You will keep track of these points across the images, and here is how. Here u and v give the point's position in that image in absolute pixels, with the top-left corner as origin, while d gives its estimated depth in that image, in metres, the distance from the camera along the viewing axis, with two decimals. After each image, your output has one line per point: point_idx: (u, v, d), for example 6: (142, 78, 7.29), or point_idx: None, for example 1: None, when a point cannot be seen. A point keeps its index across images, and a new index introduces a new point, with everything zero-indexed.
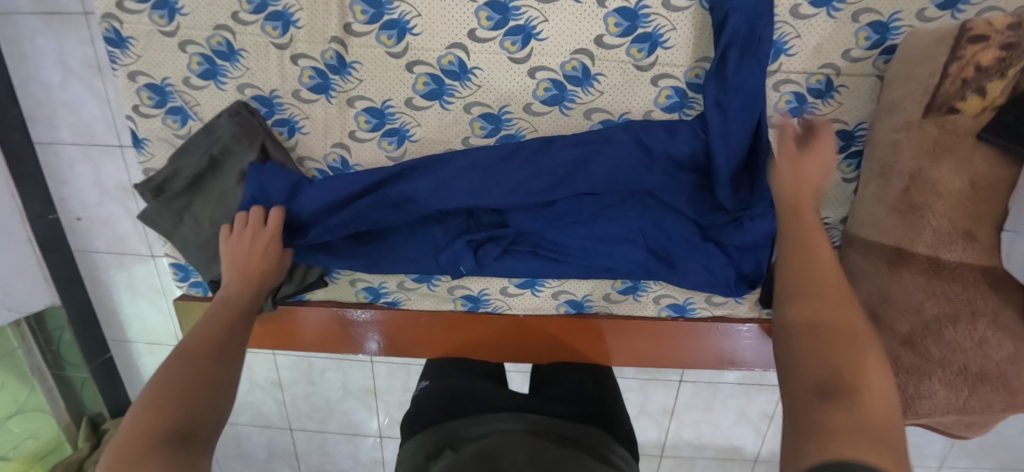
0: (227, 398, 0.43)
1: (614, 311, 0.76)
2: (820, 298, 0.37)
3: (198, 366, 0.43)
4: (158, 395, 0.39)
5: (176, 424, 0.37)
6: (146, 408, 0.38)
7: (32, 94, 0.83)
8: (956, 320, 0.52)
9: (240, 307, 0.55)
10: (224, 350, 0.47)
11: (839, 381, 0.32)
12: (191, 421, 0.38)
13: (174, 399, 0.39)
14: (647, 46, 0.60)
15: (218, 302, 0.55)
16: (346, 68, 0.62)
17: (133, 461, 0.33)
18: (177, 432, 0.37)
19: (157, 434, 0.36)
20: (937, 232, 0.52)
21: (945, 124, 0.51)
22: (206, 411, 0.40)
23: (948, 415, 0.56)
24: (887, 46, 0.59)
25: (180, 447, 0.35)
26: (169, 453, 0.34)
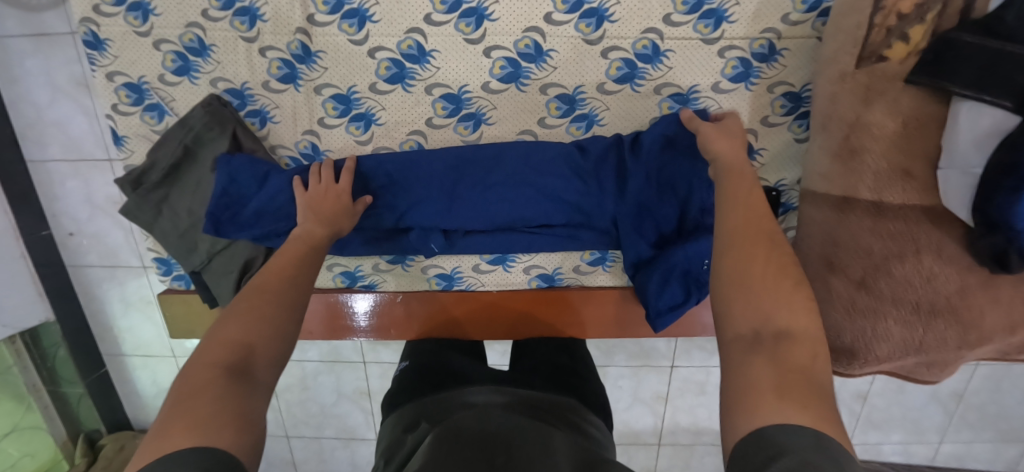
0: (286, 342, 0.46)
1: (585, 282, 0.78)
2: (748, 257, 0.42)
3: (260, 310, 0.45)
4: (226, 328, 0.43)
5: (236, 358, 0.40)
6: (212, 344, 0.41)
7: (22, 113, 0.86)
8: (903, 258, 0.54)
9: (308, 244, 0.57)
10: (287, 292, 0.49)
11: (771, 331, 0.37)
12: (250, 358, 0.41)
13: (236, 335, 0.42)
14: (594, 21, 0.63)
15: (296, 238, 0.57)
16: (312, 57, 0.66)
17: (195, 388, 0.37)
18: (236, 367, 0.40)
19: (220, 368, 0.39)
20: (877, 174, 0.55)
21: (875, 72, 0.54)
22: (264, 354, 0.43)
23: (908, 357, 0.59)
24: (822, 8, 0.62)
25: (236, 381, 0.39)
26: (224, 387, 0.38)
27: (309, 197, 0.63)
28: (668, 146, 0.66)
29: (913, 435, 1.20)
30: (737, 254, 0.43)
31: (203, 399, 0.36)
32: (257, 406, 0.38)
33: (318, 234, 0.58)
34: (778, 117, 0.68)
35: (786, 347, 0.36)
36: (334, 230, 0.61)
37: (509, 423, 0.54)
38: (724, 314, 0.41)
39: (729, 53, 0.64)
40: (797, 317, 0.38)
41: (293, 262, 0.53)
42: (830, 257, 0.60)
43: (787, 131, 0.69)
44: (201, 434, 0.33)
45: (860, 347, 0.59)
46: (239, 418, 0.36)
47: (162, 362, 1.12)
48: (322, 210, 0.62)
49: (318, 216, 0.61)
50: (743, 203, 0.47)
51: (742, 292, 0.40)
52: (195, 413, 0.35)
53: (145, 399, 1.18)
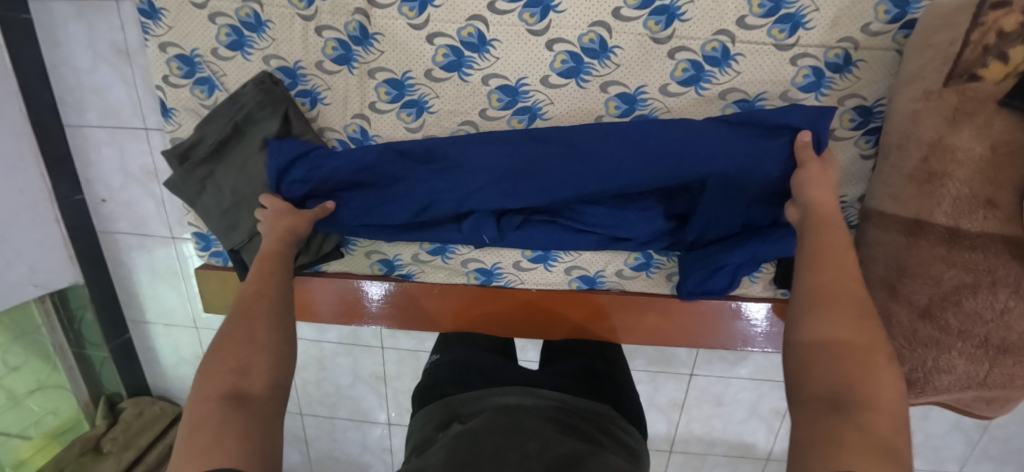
0: (275, 355, 0.48)
1: (626, 288, 0.77)
2: (839, 320, 0.41)
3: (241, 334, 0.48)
4: (215, 358, 0.46)
5: (229, 385, 0.43)
6: (205, 375, 0.44)
7: (63, 78, 0.86)
8: (977, 289, 0.52)
9: (274, 260, 0.59)
10: (263, 310, 0.51)
11: (856, 401, 0.35)
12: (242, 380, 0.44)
13: (226, 360, 0.45)
14: (664, 19, 0.60)
15: (263, 257, 0.59)
16: (368, 39, 0.64)
17: (197, 420, 0.40)
18: (230, 393, 0.43)
19: (213, 398, 0.42)
20: (956, 200, 0.52)
21: (966, 91, 0.50)
22: (258, 369, 0.46)
23: (968, 390, 0.57)
24: (906, 20, 0.59)
25: (232, 404, 0.41)
26: (223, 411, 0.41)
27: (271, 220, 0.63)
28: (751, 148, 0.60)
29: (932, 462, 1.17)
30: (823, 311, 0.42)
31: (204, 432, 0.39)
32: (259, 420, 0.41)
33: (280, 252, 0.60)
34: (845, 131, 0.65)
35: (866, 415, 0.34)
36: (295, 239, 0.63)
37: (543, 434, 0.53)
38: (797, 368, 0.40)
39: (801, 61, 0.62)
40: (880, 387, 0.36)
41: (269, 280, 0.55)
42: (894, 283, 0.59)
43: (853, 146, 0.66)
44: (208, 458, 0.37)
45: (918, 378, 0.58)
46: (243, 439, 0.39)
47: (184, 333, 1.12)
48: (284, 227, 0.63)
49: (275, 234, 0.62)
50: (821, 259, 0.46)
51: (820, 361, 0.39)
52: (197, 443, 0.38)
53: (166, 367, 1.19)
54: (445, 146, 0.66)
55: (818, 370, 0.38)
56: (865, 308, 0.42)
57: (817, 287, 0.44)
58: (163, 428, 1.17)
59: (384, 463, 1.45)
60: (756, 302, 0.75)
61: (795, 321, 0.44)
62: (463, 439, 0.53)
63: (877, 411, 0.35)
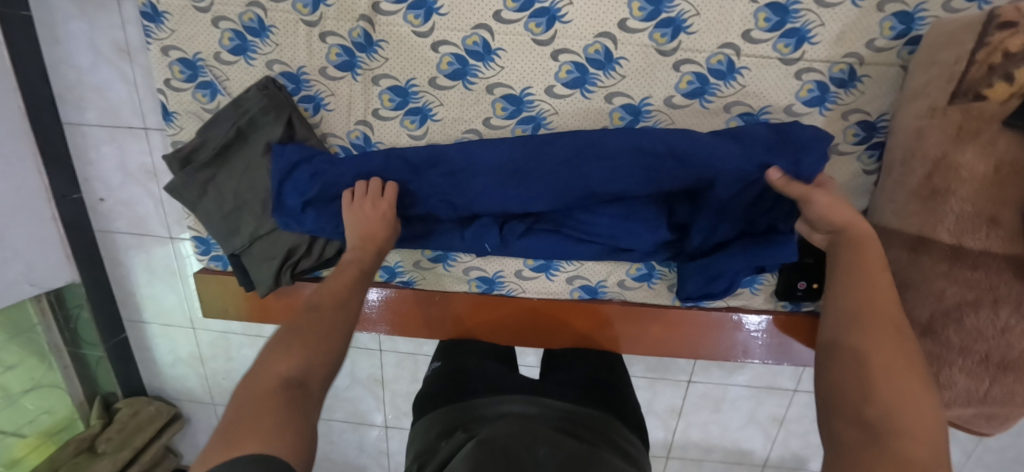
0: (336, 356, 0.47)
1: (627, 298, 0.77)
2: (869, 335, 0.42)
3: (320, 329, 0.47)
4: (289, 335, 0.46)
5: (299, 367, 0.43)
6: (274, 355, 0.43)
7: (63, 75, 0.85)
8: (978, 307, 0.52)
9: (360, 269, 0.58)
10: (339, 315, 0.50)
11: (889, 434, 0.36)
12: (310, 368, 0.43)
13: (302, 342, 0.45)
14: (670, 31, 0.60)
15: (345, 263, 0.59)
16: (373, 46, 0.64)
17: (265, 391, 0.40)
18: (298, 381, 0.42)
19: (284, 378, 0.41)
20: (959, 218, 0.52)
21: (970, 110, 0.50)
22: (322, 362, 0.45)
23: (969, 407, 0.57)
24: (911, 36, 0.59)
25: (297, 389, 0.41)
26: (290, 393, 0.40)
27: (354, 221, 0.62)
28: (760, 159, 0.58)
29: None
30: (855, 325, 0.43)
31: (268, 407, 0.38)
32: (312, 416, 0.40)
33: (368, 261, 0.59)
34: (849, 146, 0.65)
35: (900, 447, 0.35)
36: (381, 253, 0.62)
37: (548, 437, 0.53)
38: (831, 387, 0.41)
39: (806, 76, 0.62)
40: (914, 414, 0.37)
41: (348, 287, 0.55)
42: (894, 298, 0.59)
43: (856, 161, 0.66)
44: (267, 444, 0.35)
45: None
46: (301, 433, 0.38)
47: (182, 333, 1.12)
48: (372, 234, 0.61)
49: (368, 241, 0.61)
50: (869, 277, 0.45)
51: (855, 383, 0.39)
52: (263, 424, 0.37)
53: (162, 366, 1.18)
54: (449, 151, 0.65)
55: (865, 392, 0.39)
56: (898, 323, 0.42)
57: (838, 295, 0.46)
58: (157, 429, 1.17)
59: (381, 466, 1.44)
60: (757, 314, 0.75)
61: (828, 330, 0.45)
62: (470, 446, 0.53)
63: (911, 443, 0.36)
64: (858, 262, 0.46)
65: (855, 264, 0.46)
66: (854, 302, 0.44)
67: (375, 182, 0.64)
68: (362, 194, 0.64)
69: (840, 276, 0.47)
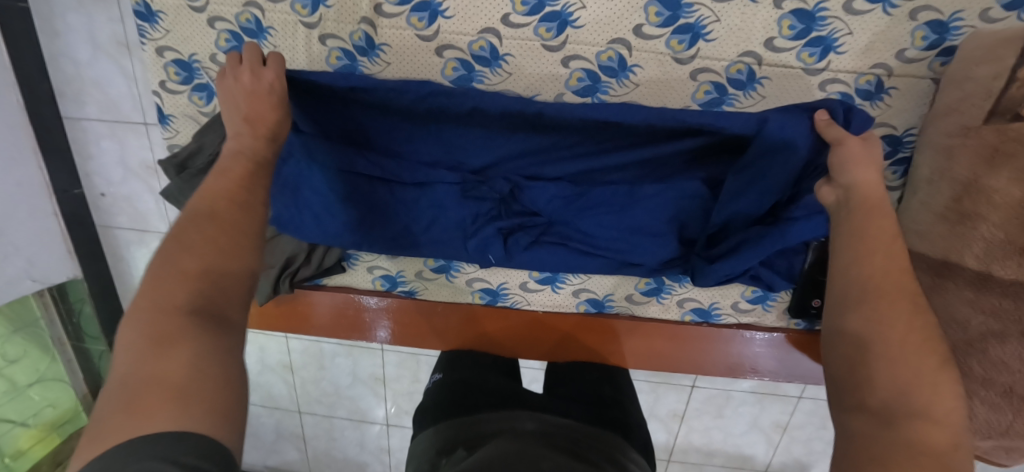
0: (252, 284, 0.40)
1: (635, 312, 0.75)
2: (878, 307, 0.37)
3: (218, 243, 0.39)
4: (178, 262, 0.37)
5: (202, 301, 0.35)
6: (168, 287, 0.35)
7: (62, 69, 0.82)
8: (1005, 339, 0.50)
9: (252, 161, 0.46)
10: (245, 226, 0.41)
11: (906, 416, 0.32)
12: (219, 300, 0.36)
13: (196, 271, 0.36)
14: (688, 38, 0.57)
15: (229, 155, 0.46)
16: (375, 50, 0.61)
17: (162, 338, 0.32)
18: (204, 315, 0.35)
19: (185, 315, 0.34)
20: (989, 244, 0.49)
21: (1007, 131, 0.46)
22: (235, 293, 0.38)
23: (989, 439, 0.55)
24: (945, 47, 0.55)
25: (208, 327, 0.34)
26: (199, 333, 0.33)
27: (233, 100, 0.49)
28: (810, 129, 0.53)
29: None
30: (863, 300, 0.38)
31: (172, 358, 0.32)
32: (237, 358, 0.35)
33: (262, 152, 0.48)
34: None
35: (916, 432, 0.32)
36: (275, 144, 0.50)
37: (554, 458, 0.51)
38: (840, 371, 0.37)
39: (830, 87, 0.59)
40: (934, 395, 0.33)
41: (246, 185, 0.44)
42: None
43: None
44: (185, 411, 0.30)
45: None
46: (224, 384, 0.33)
47: None
48: (260, 116, 0.49)
49: (256, 127, 0.49)
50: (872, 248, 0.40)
51: (863, 363, 0.35)
52: (171, 380, 0.31)
53: None
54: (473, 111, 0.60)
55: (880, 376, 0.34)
56: (908, 295, 0.37)
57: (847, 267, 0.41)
58: None
59: (382, 462, 1.44)
60: (768, 331, 0.73)
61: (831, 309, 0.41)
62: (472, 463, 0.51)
63: (929, 425, 0.32)
64: (858, 231, 0.42)
65: (854, 232, 0.42)
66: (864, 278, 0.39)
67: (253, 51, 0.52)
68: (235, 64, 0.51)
69: (841, 250, 0.42)
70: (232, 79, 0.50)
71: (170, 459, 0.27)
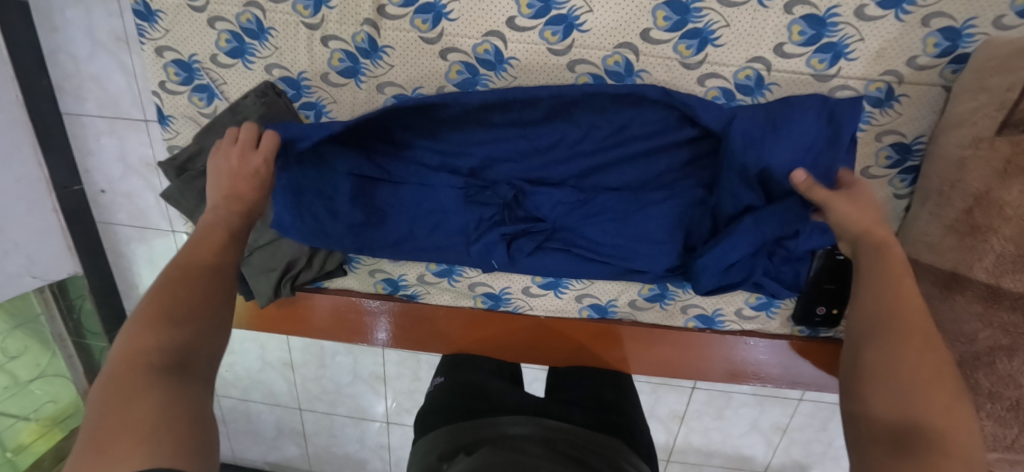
0: (221, 333, 0.42)
1: (638, 318, 0.74)
2: (896, 339, 0.38)
3: (190, 297, 0.41)
4: (145, 318, 0.38)
5: (170, 353, 0.37)
6: (138, 342, 0.37)
7: (61, 65, 0.81)
8: (1014, 353, 0.49)
9: (229, 231, 0.48)
10: (216, 281, 0.43)
11: (923, 443, 0.33)
12: (186, 351, 0.38)
13: (166, 323, 0.38)
14: (696, 43, 0.56)
15: (205, 226, 0.48)
16: (377, 52, 0.60)
17: (128, 392, 0.34)
18: (174, 365, 0.36)
19: (153, 367, 0.35)
20: (1000, 257, 0.49)
21: (1021, 142, 0.46)
22: (203, 345, 0.39)
23: (994, 452, 0.55)
24: (958, 54, 0.54)
25: (175, 378, 0.36)
26: (165, 384, 0.35)
27: (217, 176, 0.51)
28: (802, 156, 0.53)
29: None
30: (882, 334, 0.39)
31: (139, 407, 0.33)
32: (202, 405, 0.36)
33: (235, 223, 0.49)
34: (880, 169, 0.62)
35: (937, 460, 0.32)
36: (250, 216, 0.51)
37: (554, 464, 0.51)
38: (860, 401, 0.38)
39: (840, 94, 0.58)
40: (951, 426, 0.34)
41: (212, 241, 0.46)
42: None
43: (887, 185, 0.62)
44: (152, 449, 0.31)
45: None
46: (192, 426, 0.34)
47: None
48: (239, 194, 0.50)
49: (233, 201, 0.50)
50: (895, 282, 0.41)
51: (882, 393, 0.36)
52: (138, 424, 0.32)
53: None
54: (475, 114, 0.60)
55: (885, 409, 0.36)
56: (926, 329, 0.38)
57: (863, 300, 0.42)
58: None
59: (382, 459, 1.45)
60: (772, 338, 0.73)
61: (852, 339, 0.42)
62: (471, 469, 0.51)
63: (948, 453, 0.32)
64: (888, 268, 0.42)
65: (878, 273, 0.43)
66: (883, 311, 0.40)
67: (248, 129, 0.53)
68: (231, 141, 0.53)
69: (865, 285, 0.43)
70: (225, 156, 0.52)
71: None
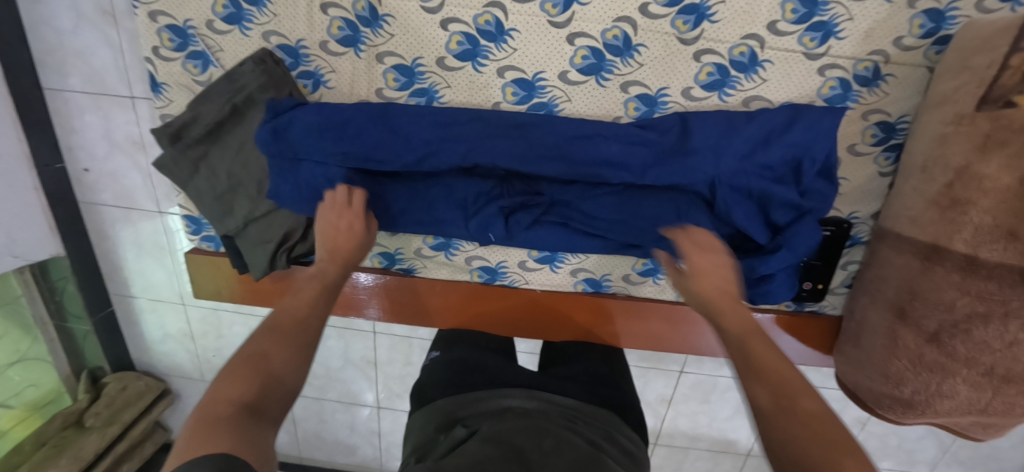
0: (295, 382, 0.42)
1: (632, 293, 0.76)
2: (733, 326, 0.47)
3: (279, 345, 0.43)
4: (237, 364, 0.40)
5: (251, 395, 0.38)
6: (225, 381, 0.39)
7: (43, 38, 0.79)
8: (988, 320, 0.51)
9: (321, 283, 0.53)
10: (302, 328, 0.46)
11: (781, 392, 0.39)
12: (263, 396, 0.39)
13: (251, 370, 0.40)
14: (693, 19, 0.57)
15: (307, 277, 0.53)
16: (378, 21, 0.60)
17: (211, 424, 0.34)
18: (251, 407, 0.37)
19: (235, 406, 0.37)
20: (978, 229, 0.50)
21: (999, 118, 0.48)
22: (275, 396, 0.39)
23: (968, 415, 0.59)
24: (941, 35, 0.56)
25: (250, 420, 0.36)
26: (242, 425, 0.35)
27: (323, 235, 0.57)
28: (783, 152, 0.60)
29: None
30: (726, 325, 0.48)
31: (214, 439, 0.33)
32: (268, 447, 0.36)
33: (331, 276, 0.54)
34: (866, 147, 0.64)
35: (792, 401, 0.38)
36: (347, 267, 0.57)
37: (554, 432, 0.52)
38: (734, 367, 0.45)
39: (829, 72, 0.59)
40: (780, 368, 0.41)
41: (310, 297, 0.50)
42: (905, 307, 0.59)
43: (873, 163, 0.65)
44: (218, 462, 0.30)
45: (919, 401, 0.60)
46: (256, 466, 0.33)
47: (171, 309, 1.06)
48: (337, 247, 0.57)
49: (334, 254, 0.56)
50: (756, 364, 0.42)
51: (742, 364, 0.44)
52: (207, 456, 0.31)
53: (152, 342, 1.12)
54: (474, 115, 0.62)
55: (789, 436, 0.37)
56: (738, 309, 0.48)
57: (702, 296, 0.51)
58: (147, 405, 1.12)
59: (372, 445, 1.45)
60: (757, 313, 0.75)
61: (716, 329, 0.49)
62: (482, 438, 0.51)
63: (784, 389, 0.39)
64: (746, 350, 0.44)
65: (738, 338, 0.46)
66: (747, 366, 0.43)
67: (341, 190, 0.59)
68: (329, 204, 0.59)
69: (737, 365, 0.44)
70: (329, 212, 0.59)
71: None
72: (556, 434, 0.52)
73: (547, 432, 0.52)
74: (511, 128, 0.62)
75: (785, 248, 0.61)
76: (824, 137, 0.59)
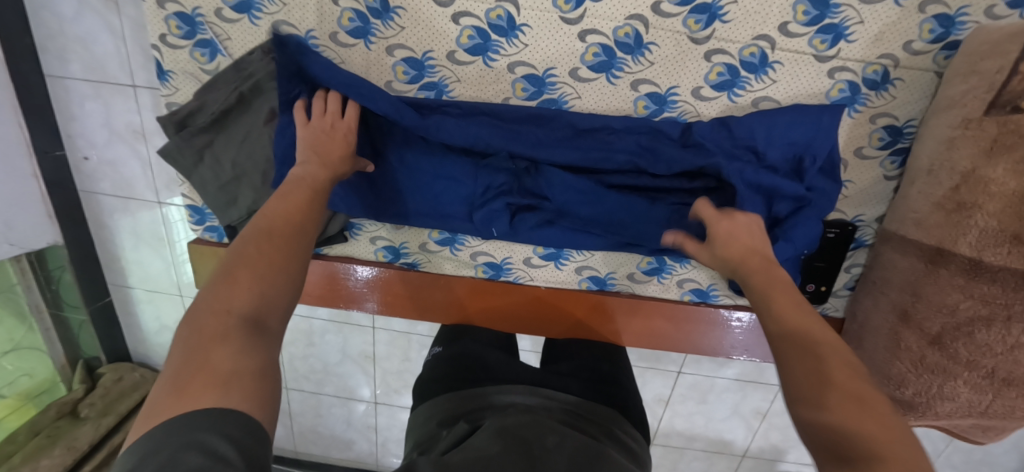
0: (292, 296, 0.42)
1: (636, 291, 0.76)
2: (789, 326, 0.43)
3: (272, 253, 0.42)
4: (233, 268, 0.40)
5: (250, 306, 0.37)
6: (221, 287, 0.38)
7: (44, 24, 0.78)
8: (991, 323, 0.52)
9: (311, 188, 0.52)
10: (293, 238, 0.45)
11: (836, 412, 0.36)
12: (264, 308, 0.38)
13: (249, 278, 0.39)
14: (705, 18, 0.57)
15: (294, 180, 0.52)
16: (389, 13, 0.60)
17: (212, 337, 0.34)
18: (251, 317, 0.37)
19: (234, 316, 0.36)
20: (983, 232, 0.51)
21: (1007, 123, 0.48)
22: (277, 310, 0.39)
23: (968, 417, 0.59)
24: (950, 41, 0.57)
25: (252, 330, 0.36)
26: (243, 335, 0.35)
27: (310, 137, 0.56)
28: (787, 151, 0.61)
29: None
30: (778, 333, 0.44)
31: (220, 351, 0.34)
32: (276, 357, 0.36)
33: (321, 179, 0.53)
34: (873, 150, 0.64)
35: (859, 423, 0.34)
36: (337, 174, 0.55)
37: (556, 427, 0.52)
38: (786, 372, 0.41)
39: (839, 75, 0.60)
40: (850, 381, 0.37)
41: (296, 206, 0.49)
42: (908, 309, 0.60)
43: (878, 166, 0.65)
44: (224, 391, 0.31)
45: (920, 403, 0.60)
46: (263, 380, 0.34)
47: (169, 301, 1.05)
48: (328, 151, 0.56)
49: (323, 157, 0.55)
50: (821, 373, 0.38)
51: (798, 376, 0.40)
52: (214, 371, 0.32)
53: (148, 333, 1.11)
54: (485, 110, 0.64)
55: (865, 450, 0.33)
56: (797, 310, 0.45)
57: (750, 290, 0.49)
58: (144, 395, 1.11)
59: (368, 440, 1.44)
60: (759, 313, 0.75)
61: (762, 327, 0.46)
62: (489, 431, 0.51)
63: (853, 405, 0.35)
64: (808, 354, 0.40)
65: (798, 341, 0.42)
66: (810, 392, 0.38)
67: (335, 103, 0.59)
68: (320, 113, 0.58)
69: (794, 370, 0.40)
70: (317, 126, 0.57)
71: (196, 439, 0.28)
72: (558, 431, 0.51)
73: (552, 428, 0.52)
74: (519, 123, 0.64)
75: (784, 240, 0.62)
76: (826, 138, 0.61)
